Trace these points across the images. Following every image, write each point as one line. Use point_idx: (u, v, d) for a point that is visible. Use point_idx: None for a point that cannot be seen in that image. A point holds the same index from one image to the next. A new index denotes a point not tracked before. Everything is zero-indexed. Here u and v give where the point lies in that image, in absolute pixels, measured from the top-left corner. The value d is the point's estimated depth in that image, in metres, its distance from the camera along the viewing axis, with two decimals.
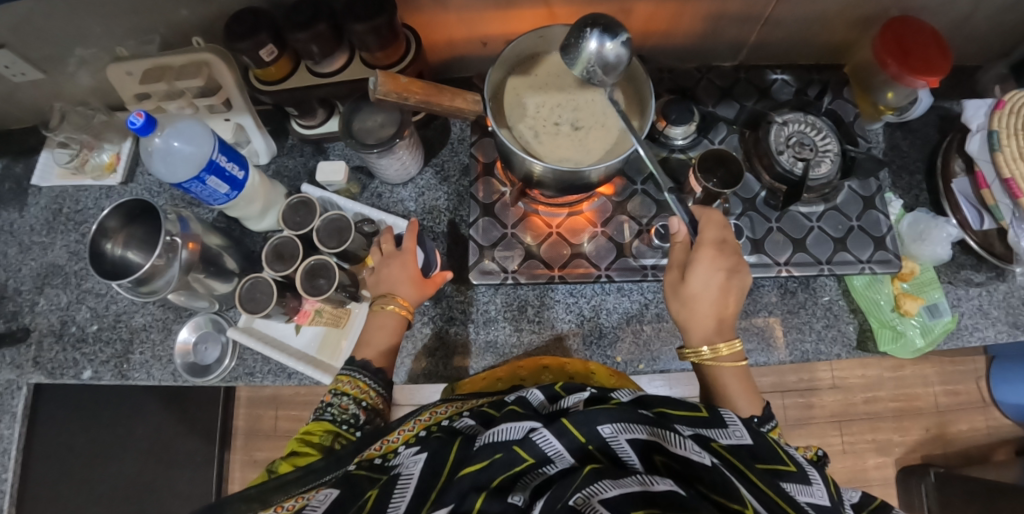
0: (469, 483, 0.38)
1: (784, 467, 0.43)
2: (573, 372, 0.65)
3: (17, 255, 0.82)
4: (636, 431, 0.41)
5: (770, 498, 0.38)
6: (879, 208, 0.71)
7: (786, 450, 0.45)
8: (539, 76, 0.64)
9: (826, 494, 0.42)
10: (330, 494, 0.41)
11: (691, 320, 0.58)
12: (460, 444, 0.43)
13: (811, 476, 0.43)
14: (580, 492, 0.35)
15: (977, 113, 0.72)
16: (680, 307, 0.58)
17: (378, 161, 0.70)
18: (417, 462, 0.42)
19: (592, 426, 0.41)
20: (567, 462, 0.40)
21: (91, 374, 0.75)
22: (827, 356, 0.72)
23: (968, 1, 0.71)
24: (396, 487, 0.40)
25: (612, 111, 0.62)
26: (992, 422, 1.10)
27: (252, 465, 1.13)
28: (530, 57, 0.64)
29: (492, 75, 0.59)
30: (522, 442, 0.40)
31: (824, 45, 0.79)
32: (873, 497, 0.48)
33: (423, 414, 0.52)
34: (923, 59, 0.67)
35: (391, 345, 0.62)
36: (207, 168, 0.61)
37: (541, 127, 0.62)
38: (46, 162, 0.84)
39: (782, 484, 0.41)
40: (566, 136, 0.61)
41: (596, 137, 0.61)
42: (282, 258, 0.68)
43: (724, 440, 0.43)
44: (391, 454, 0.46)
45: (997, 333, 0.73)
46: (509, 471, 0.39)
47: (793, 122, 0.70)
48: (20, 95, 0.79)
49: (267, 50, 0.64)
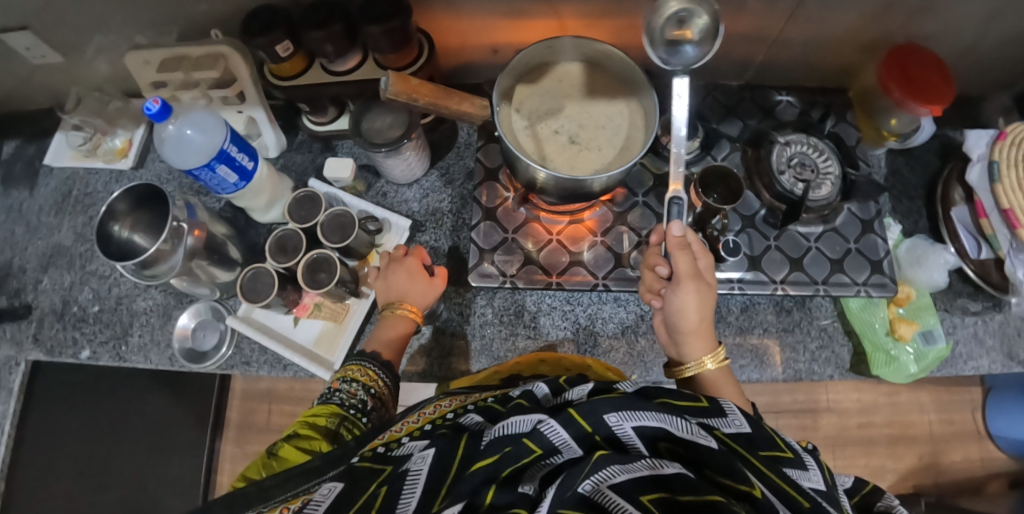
0: (481, 478, 0.39)
1: (781, 453, 0.44)
2: (569, 366, 0.66)
3: (24, 234, 0.83)
4: (642, 419, 0.42)
5: (774, 482, 0.40)
6: (877, 233, 0.72)
7: (783, 437, 0.46)
8: (561, 85, 0.65)
9: (821, 478, 0.43)
10: (333, 489, 0.42)
11: (697, 332, 0.58)
12: (467, 439, 0.44)
13: (807, 462, 0.44)
14: (591, 479, 0.37)
15: (977, 143, 0.72)
16: (701, 316, 0.58)
17: (385, 160, 0.71)
18: (425, 459, 0.43)
19: (598, 415, 0.42)
20: (574, 452, 0.41)
21: (88, 354, 0.76)
22: (819, 377, 0.72)
23: (972, 33, 0.72)
24: (406, 483, 0.41)
25: (614, 136, 0.62)
26: (985, 454, 1.10)
27: (242, 457, 1.13)
28: (561, 65, 0.65)
29: (509, 72, 0.61)
30: (529, 434, 0.41)
31: (829, 69, 0.80)
32: (865, 481, 0.51)
33: (427, 408, 0.55)
34: (926, 86, 0.68)
35: (401, 346, 0.65)
36: (218, 156, 0.62)
37: (541, 130, 0.63)
38: (58, 144, 0.86)
39: (783, 470, 0.42)
40: (560, 145, 0.62)
41: (586, 156, 0.62)
42: (285, 251, 0.69)
43: (726, 429, 0.44)
44: (394, 444, 0.47)
45: (991, 363, 0.74)
46: (517, 463, 0.40)
47: (795, 143, 0.71)
48: (38, 78, 0.81)
49: (282, 46, 0.65)
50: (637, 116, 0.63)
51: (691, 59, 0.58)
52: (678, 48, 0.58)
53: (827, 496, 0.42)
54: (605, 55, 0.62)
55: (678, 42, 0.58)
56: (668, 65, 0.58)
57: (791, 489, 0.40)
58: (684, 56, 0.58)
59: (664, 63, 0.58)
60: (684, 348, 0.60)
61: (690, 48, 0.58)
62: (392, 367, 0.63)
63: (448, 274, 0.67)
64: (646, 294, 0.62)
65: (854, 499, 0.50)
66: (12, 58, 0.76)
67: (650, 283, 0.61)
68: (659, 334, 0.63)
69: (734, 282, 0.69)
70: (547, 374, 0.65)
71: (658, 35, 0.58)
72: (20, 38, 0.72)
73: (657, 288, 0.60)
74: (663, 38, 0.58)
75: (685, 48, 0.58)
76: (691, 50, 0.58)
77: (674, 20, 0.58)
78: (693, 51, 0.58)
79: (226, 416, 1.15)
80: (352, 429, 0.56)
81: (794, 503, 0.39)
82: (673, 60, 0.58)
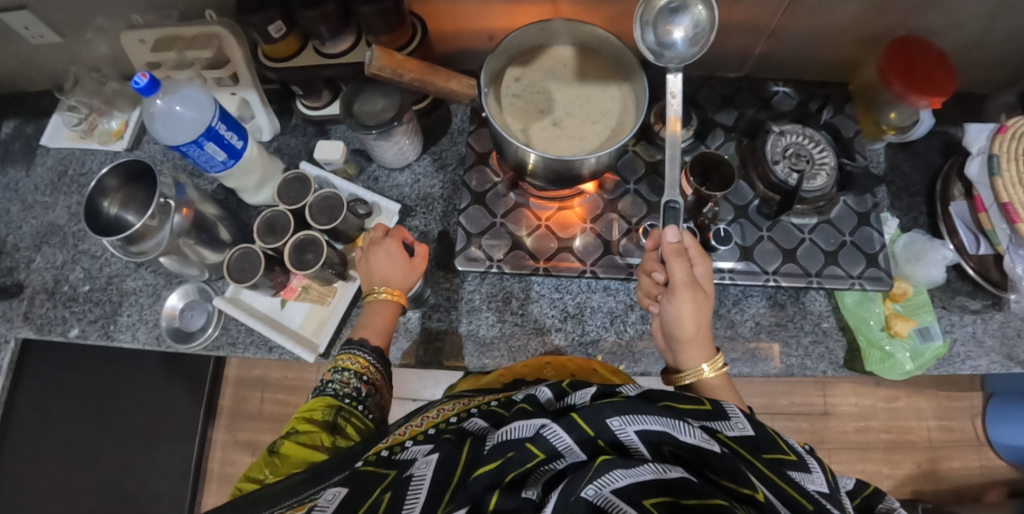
0: (484, 484, 0.38)
1: (784, 456, 0.43)
2: (573, 369, 0.65)
3: (19, 212, 0.83)
4: (645, 423, 0.41)
5: (773, 481, 0.39)
6: (873, 226, 0.71)
7: (785, 438, 0.44)
8: (557, 69, 0.64)
9: (825, 481, 0.42)
10: (338, 494, 0.42)
11: (694, 341, 0.57)
12: (470, 445, 0.44)
13: (811, 465, 0.43)
14: (593, 484, 0.36)
15: (978, 137, 0.71)
16: (697, 324, 0.56)
17: (376, 143, 0.71)
18: (429, 464, 0.43)
19: (600, 419, 0.41)
20: (577, 457, 0.40)
21: (77, 332, 0.76)
22: (813, 372, 0.70)
23: (975, 26, 0.71)
24: (410, 489, 0.41)
25: (599, 127, 0.61)
26: (985, 462, 1.07)
27: (233, 445, 1.12)
28: (561, 51, 0.65)
29: (503, 50, 0.61)
30: (533, 439, 0.40)
31: (829, 62, 0.79)
32: (867, 484, 0.48)
33: (431, 412, 0.55)
34: (925, 77, 0.67)
35: (389, 331, 0.64)
36: (205, 133, 0.62)
37: (525, 110, 0.63)
38: (56, 124, 0.86)
39: (788, 473, 0.41)
40: (541, 125, 0.62)
41: (566, 140, 0.61)
42: (273, 232, 0.69)
43: (729, 432, 0.43)
44: (397, 447, 0.48)
45: (990, 363, 0.72)
46: (521, 468, 0.39)
47: (791, 133, 0.70)
48: (37, 58, 0.82)
49: (276, 26, 0.65)
50: (628, 111, 0.62)
51: (683, 52, 0.59)
52: (670, 40, 0.59)
53: (830, 499, 0.41)
54: (597, 38, 0.61)
55: (669, 35, 0.58)
56: (659, 59, 0.59)
57: (794, 490, 0.39)
58: (675, 51, 0.59)
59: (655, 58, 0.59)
60: (681, 355, 0.58)
61: (682, 42, 0.58)
62: (384, 353, 0.62)
63: (429, 248, 0.67)
64: (644, 300, 0.60)
65: (854, 501, 0.47)
66: (12, 38, 0.77)
67: (647, 289, 0.60)
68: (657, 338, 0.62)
69: (725, 272, 0.68)
70: (548, 377, 0.64)
71: (651, 27, 0.59)
72: (20, 17, 0.73)
73: (655, 294, 0.59)
74: (656, 30, 0.59)
75: (677, 33, 0.58)
76: (682, 37, 0.58)
77: (667, 12, 0.59)
78: (685, 46, 0.59)
79: (218, 403, 1.15)
80: (350, 419, 0.56)
81: (797, 505, 0.38)
82: (664, 54, 0.59)
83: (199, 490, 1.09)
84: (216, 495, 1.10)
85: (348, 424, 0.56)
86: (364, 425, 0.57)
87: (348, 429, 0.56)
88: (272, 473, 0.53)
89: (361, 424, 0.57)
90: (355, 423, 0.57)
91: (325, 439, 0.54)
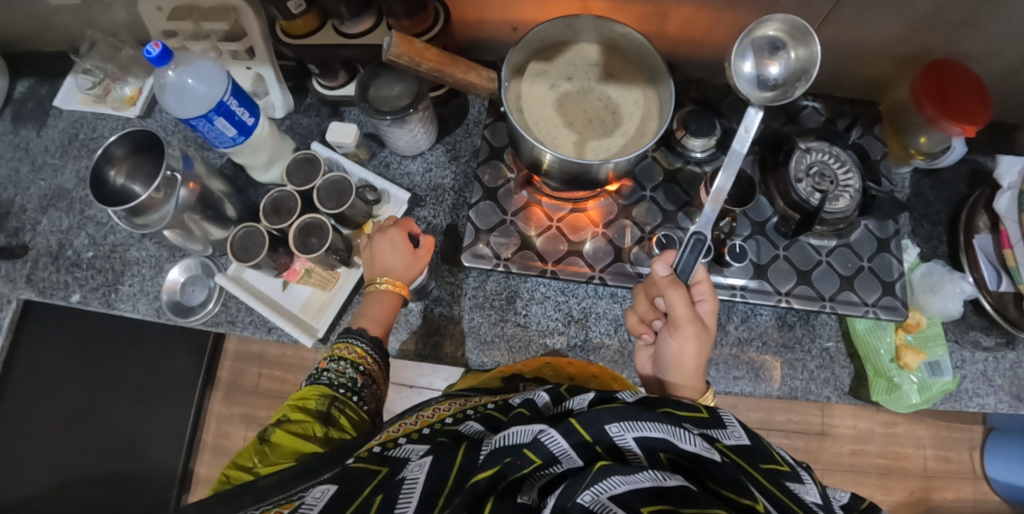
0: (482, 487, 0.37)
1: (778, 466, 0.40)
2: (573, 373, 0.64)
3: (28, 173, 0.83)
4: (645, 429, 0.40)
5: (773, 494, 0.37)
6: (893, 253, 0.69)
7: (779, 450, 0.42)
8: (588, 63, 0.62)
9: (820, 493, 0.39)
10: (327, 492, 0.41)
11: (690, 378, 0.55)
12: (466, 449, 0.42)
13: (804, 477, 0.40)
14: (590, 490, 0.35)
15: (1010, 170, 0.70)
16: (698, 363, 0.55)
17: (389, 129, 0.69)
18: (423, 466, 0.42)
19: (599, 426, 0.40)
20: (575, 462, 0.39)
21: (78, 298, 0.76)
22: (816, 397, 0.69)
23: (1016, 54, 0.68)
24: (402, 491, 0.40)
25: (591, 133, 0.60)
26: (979, 496, 1.06)
27: (228, 417, 1.13)
28: (598, 47, 0.63)
29: (541, 31, 0.59)
30: (530, 444, 0.39)
31: (861, 79, 0.76)
32: (863, 498, 0.45)
33: (427, 410, 0.55)
34: (960, 104, 0.65)
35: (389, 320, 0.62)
36: (216, 108, 0.60)
37: (535, 85, 0.61)
38: (70, 86, 0.85)
39: (786, 484, 0.39)
40: (542, 103, 0.61)
41: (550, 125, 0.60)
42: (279, 213, 0.68)
43: (727, 440, 0.42)
44: (391, 443, 0.48)
45: (997, 403, 0.70)
46: (519, 474, 0.38)
47: (816, 151, 0.68)
48: (54, 18, 0.81)
49: (294, 2, 0.63)
50: (641, 137, 0.59)
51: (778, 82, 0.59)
52: (766, 76, 0.59)
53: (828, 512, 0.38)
54: (625, 38, 0.59)
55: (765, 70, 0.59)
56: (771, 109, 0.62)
57: (794, 504, 0.36)
58: (778, 84, 0.59)
59: (770, 100, 0.60)
60: (671, 384, 0.57)
61: (779, 78, 0.59)
62: (382, 344, 0.61)
63: (436, 241, 0.65)
64: (638, 325, 0.59)
65: None
66: None
67: (644, 312, 0.59)
68: (643, 368, 0.62)
69: (736, 289, 0.67)
70: (548, 377, 0.63)
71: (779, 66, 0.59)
72: None
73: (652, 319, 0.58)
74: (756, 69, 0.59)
75: (771, 69, 0.59)
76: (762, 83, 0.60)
77: (768, 46, 0.59)
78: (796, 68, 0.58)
79: (217, 375, 1.15)
80: (344, 410, 0.56)
81: None
82: (766, 82, 0.60)
83: (192, 459, 1.10)
84: (208, 466, 1.10)
85: (341, 415, 0.55)
86: (358, 416, 0.56)
87: (341, 420, 0.55)
88: (262, 461, 0.53)
89: (355, 416, 0.56)
90: (348, 414, 0.56)
91: (318, 430, 0.54)
